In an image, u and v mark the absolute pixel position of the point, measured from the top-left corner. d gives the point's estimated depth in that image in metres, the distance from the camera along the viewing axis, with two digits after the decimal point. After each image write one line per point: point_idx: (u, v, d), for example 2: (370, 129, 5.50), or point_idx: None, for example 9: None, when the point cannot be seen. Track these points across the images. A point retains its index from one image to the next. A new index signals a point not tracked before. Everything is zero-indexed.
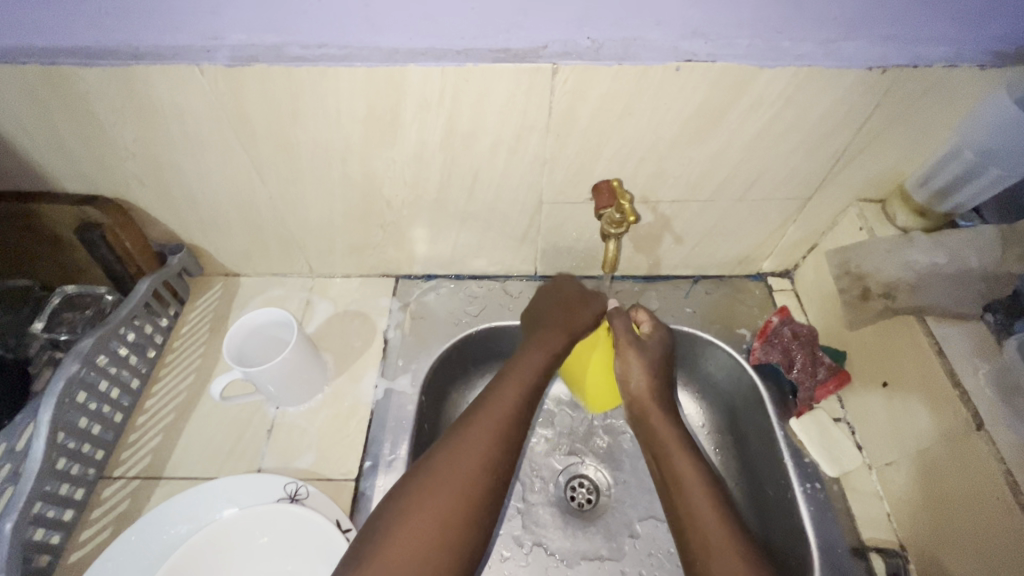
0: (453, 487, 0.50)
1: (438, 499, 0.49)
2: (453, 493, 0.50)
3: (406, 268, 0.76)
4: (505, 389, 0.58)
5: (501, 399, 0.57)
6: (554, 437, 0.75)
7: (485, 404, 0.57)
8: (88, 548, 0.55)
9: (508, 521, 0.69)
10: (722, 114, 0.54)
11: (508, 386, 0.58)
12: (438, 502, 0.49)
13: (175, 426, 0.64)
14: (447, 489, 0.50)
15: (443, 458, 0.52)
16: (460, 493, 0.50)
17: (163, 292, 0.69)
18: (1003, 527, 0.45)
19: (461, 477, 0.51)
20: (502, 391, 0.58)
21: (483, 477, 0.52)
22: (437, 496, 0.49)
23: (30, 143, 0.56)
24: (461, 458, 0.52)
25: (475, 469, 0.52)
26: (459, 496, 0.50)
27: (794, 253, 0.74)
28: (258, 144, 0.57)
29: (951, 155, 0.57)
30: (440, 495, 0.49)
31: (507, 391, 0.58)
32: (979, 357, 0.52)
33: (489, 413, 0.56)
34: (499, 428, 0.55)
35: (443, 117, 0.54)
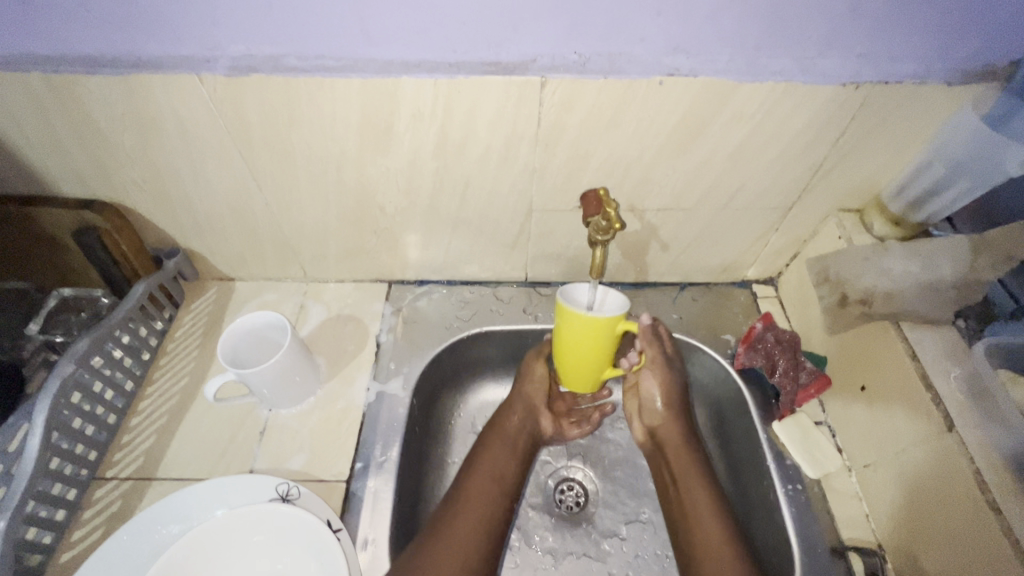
0: (473, 518, 0.55)
1: (459, 531, 0.54)
2: (473, 524, 0.55)
3: (399, 273, 0.78)
4: (497, 434, 0.64)
5: (496, 446, 0.63)
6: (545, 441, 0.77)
7: (482, 451, 0.63)
8: (79, 548, 0.56)
9: None
10: (705, 126, 0.56)
11: (497, 431, 0.65)
12: (461, 534, 0.53)
13: (168, 427, 0.65)
14: (469, 520, 0.55)
15: (455, 496, 0.58)
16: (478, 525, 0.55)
17: (159, 295, 0.70)
18: (973, 525, 0.47)
19: (477, 509, 0.56)
20: (492, 439, 0.64)
21: (495, 507, 0.57)
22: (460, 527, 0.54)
23: (30, 148, 0.57)
24: (475, 493, 0.58)
25: (486, 505, 0.57)
26: (490, 498, 0.58)
27: (778, 261, 0.76)
28: (255, 150, 0.58)
29: (923, 168, 0.60)
30: (458, 527, 0.54)
31: (496, 436, 0.64)
32: (951, 361, 0.54)
33: (490, 457, 0.62)
34: (498, 470, 0.61)
35: (436, 127, 0.55)
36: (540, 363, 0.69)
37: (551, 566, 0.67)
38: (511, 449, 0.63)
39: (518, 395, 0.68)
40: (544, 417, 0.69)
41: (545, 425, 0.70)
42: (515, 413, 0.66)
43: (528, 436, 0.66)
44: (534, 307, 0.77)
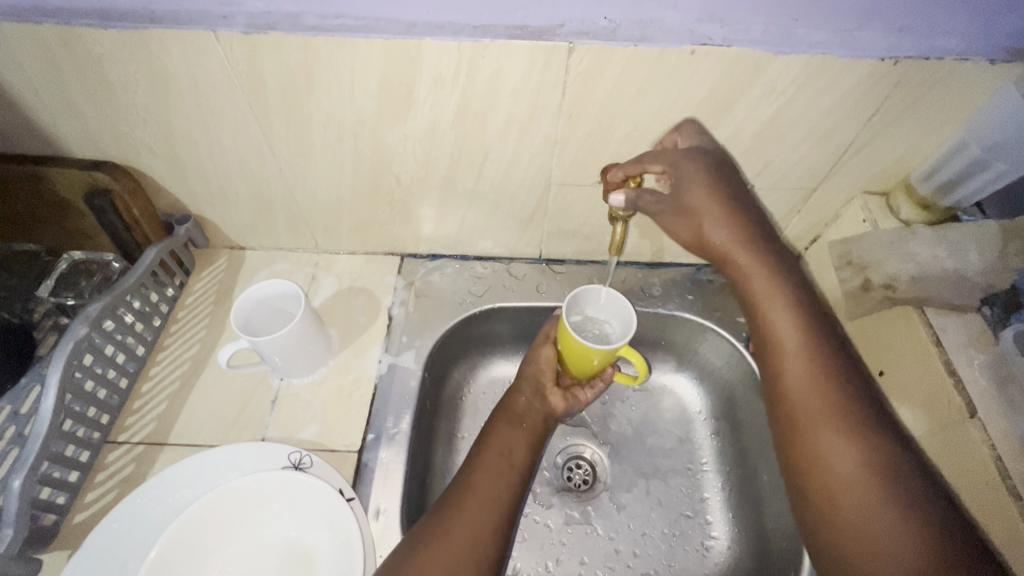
0: (480, 502, 0.52)
1: (457, 523, 0.50)
2: (475, 511, 0.51)
3: (412, 247, 0.77)
4: (503, 420, 0.60)
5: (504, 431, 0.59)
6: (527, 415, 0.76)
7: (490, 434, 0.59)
8: (92, 510, 0.56)
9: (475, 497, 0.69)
10: (735, 100, 0.54)
11: (504, 414, 0.61)
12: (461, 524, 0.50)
13: (180, 393, 0.65)
14: (472, 508, 0.51)
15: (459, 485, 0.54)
16: (481, 512, 0.51)
17: (170, 262, 0.69)
18: (991, 513, 0.47)
19: (490, 489, 0.53)
20: (499, 421, 0.60)
21: (500, 492, 0.53)
22: (461, 516, 0.50)
23: (41, 106, 0.55)
24: (480, 478, 0.54)
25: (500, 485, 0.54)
26: (501, 479, 0.54)
27: (797, 245, 0.75)
28: (270, 114, 0.56)
29: (957, 148, 0.58)
30: (458, 515, 0.51)
31: (503, 418, 0.60)
32: (976, 348, 0.53)
33: (497, 441, 0.58)
34: (504, 454, 0.56)
35: (457, 94, 0.54)
36: (547, 345, 0.65)
37: (559, 542, 0.67)
38: (519, 430, 0.59)
39: (525, 375, 0.64)
40: (552, 392, 0.62)
41: (556, 401, 0.62)
42: (521, 393, 0.62)
43: (542, 415, 0.61)
44: (547, 285, 0.76)
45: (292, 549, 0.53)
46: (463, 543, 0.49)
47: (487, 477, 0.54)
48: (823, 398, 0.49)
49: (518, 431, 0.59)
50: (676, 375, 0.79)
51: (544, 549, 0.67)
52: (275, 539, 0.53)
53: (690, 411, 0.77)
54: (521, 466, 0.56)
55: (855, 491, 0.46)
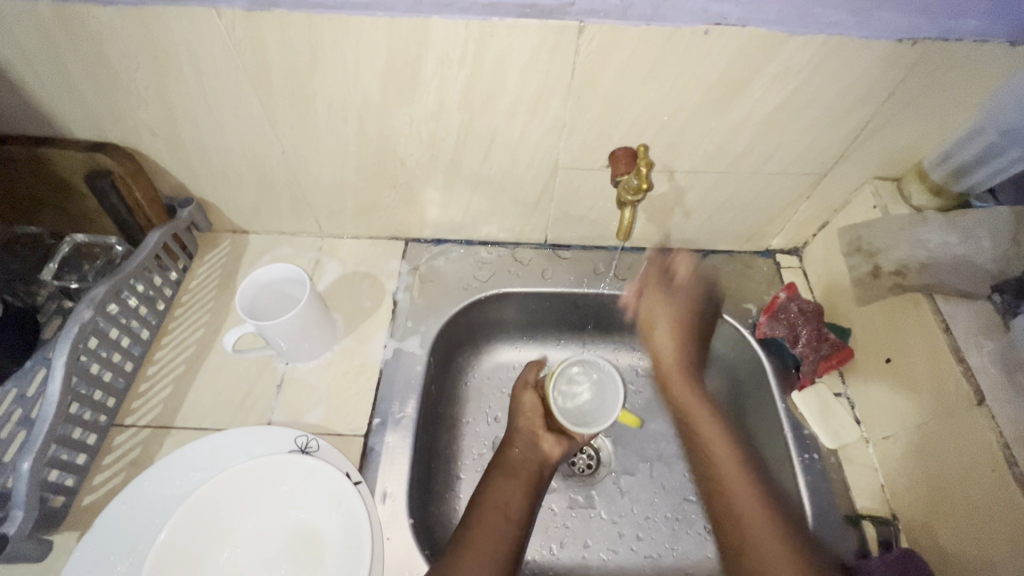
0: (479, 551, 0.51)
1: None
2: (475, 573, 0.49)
3: (416, 232, 0.76)
4: (499, 474, 0.59)
5: (496, 486, 0.57)
6: None
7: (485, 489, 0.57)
8: (101, 492, 0.56)
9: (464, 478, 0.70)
10: (747, 82, 0.53)
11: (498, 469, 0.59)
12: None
13: (185, 377, 0.65)
14: (471, 558, 0.50)
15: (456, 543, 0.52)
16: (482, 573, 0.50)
17: (173, 246, 0.69)
18: (998, 500, 0.47)
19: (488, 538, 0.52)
20: (494, 474, 0.59)
21: (498, 545, 0.52)
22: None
23: (40, 86, 0.54)
24: (478, 530, 0.53)
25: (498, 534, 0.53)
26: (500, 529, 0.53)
27: (805, 231, 0.74)
28: (273, 94, 0.55)
29: (972, 134, 0.57)
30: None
31: (498, 470, 0.59)
32: (984, 336, 0.53)
33: (491, 499, 0.56)
34: (500, 510, 0.55)
35: (464, 76, 0.53)
36: (530, 392, 0.65)
37: (563, 526, 0.68)
38: (515, 486, 0.58)
39: (516, 427, 0.63)
40: (546, 438, 0.62)
41: (549, 446, 0.61)
42: (514, 445, 0.61)
43: (536, 467, 0.60)
44: (552, 270, 0.76)
45: (301, 531, 0.54)
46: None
47: (486, 535, 0.53)
48: (735, 474, 0.62)
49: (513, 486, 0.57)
50: None
51: (548, 533, 0.67)
52: (283, 521, 0.54)
53: None
54: (518, 518, 0.55)
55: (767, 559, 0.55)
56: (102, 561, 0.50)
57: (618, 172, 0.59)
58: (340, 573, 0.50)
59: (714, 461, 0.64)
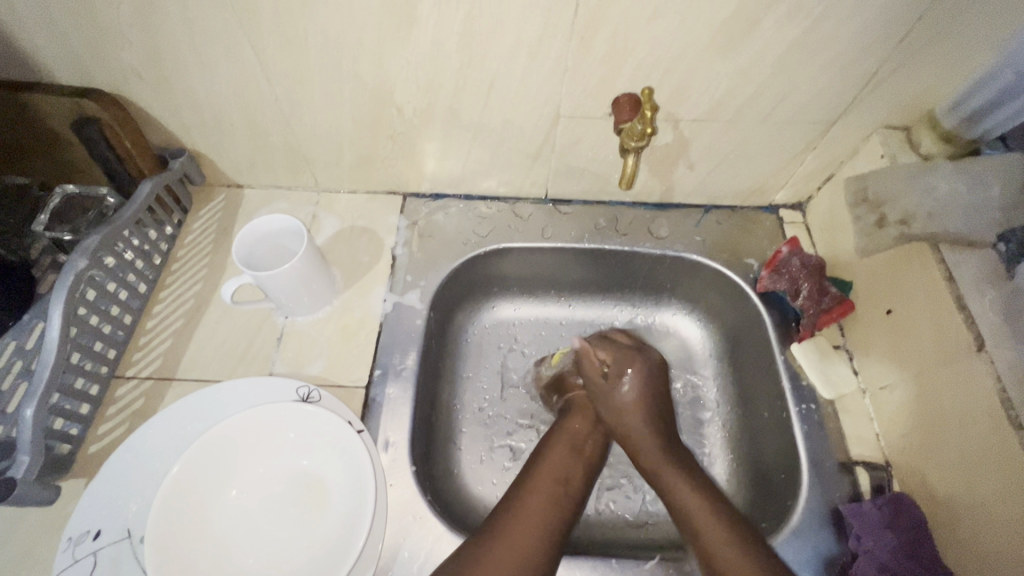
0: (530, 518, 0.51)
1: (500, 547, 0.48)
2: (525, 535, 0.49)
3: (414, 186, 0.75)
4: (556, 447, 0.59)
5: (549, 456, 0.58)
6: (523, 350, 0.77)
7: (540, 466, 0.57)
8: (106, 441, 0.57)
9: (469, 430, 0.71)
10: (758, 21, 0.51)
11: (558, 442, 0.60)
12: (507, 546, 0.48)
13: (184, 330, 0.65)
14: (521, 521, 0.50)
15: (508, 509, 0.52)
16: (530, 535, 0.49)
17: (166, 199, 0.67)
18: (992, 444, 0.47)
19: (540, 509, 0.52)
20: (556, 442, 0.60)
21: (551, 511, 0.52)
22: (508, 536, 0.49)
23: (18, 26, 0.52)
24: (534, 496, 0.53)
25: (551, 504, 0.53)
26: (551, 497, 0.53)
27: (809, 184, 0.73)
28: (264, 35, 0.53)
29: (990, 76, 0.54)
30: (504, 542, 0.48)
31: (559, 443, 0.60)
32: (987, 283, 0.53)
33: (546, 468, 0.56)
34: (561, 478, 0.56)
35: (462, 12, 0.50)
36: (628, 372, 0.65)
37: None
38: (574, 464, 0.58)
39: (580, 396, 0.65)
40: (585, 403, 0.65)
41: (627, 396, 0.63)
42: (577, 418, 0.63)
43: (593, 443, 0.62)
44: (553, 227, 0.74)
45: (305, 477, 0.55)
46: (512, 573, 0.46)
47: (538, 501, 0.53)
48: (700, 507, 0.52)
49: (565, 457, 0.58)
50: (680, 317, 0.79)
51: None
52: (287, 470, 0.55)
53: (695, 352, 0.77)
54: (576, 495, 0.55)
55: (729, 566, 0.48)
56: (110, 505, 0.50)
57: (623, 118, 0.58)
58: (344, 516, 0.51)
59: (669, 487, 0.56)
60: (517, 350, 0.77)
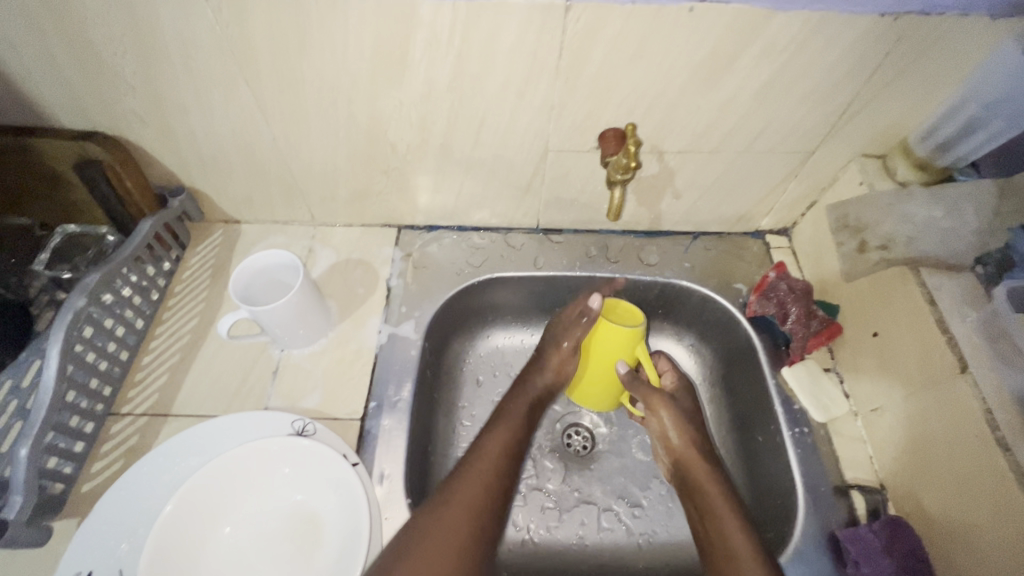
0: (464, 504, 0.53)
1: (431, 533, 0.50)
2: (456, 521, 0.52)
3: (408, 218, 0.77)
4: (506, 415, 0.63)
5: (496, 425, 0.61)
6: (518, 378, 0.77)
7: (480, 450, 0.58)
8: (100, 479, 0.57)
9: None
10: (734, 60, 0.53)
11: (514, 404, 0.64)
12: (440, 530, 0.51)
13: (181, 365, 0.65)
14: (454, 504, 0.53)
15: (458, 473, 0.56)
16: (462, 523, 0.52)
17: (165, 236, 0.69)
18: (982, 464, 0.48)
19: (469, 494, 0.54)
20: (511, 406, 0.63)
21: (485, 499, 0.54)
22: (439, 521, 0.51)
23: (25, 74, 0.54)
24: (467, 482, 0.55)
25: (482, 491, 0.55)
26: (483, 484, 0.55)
27: (794, 210, 0.75)
28: (263, 80, 0.55)
29: (955, 108, 0.57)
30: (444, 526, 0.51)
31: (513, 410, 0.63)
32: (968, 306, 0.54)
33: (491, 436, 0.59)
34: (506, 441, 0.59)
35: (452, 57, 0.53)
36: (565, 346, 0.65)
37: (559, 506, 0.69)
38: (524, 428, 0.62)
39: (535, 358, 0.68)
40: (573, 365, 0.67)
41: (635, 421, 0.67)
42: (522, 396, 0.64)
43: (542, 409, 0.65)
44: (544, 256, 0.76)
45: (299, 512, 0.55)
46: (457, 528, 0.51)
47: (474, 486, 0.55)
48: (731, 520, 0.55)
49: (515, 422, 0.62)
50: (673, 342, 0.79)
51: (544, 512, 0.69)
52: (281, 504, 0.55)
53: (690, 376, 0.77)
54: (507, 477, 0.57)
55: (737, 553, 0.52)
56: (102, 546, 0.50)
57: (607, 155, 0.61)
58: (339, 553, 0.51)
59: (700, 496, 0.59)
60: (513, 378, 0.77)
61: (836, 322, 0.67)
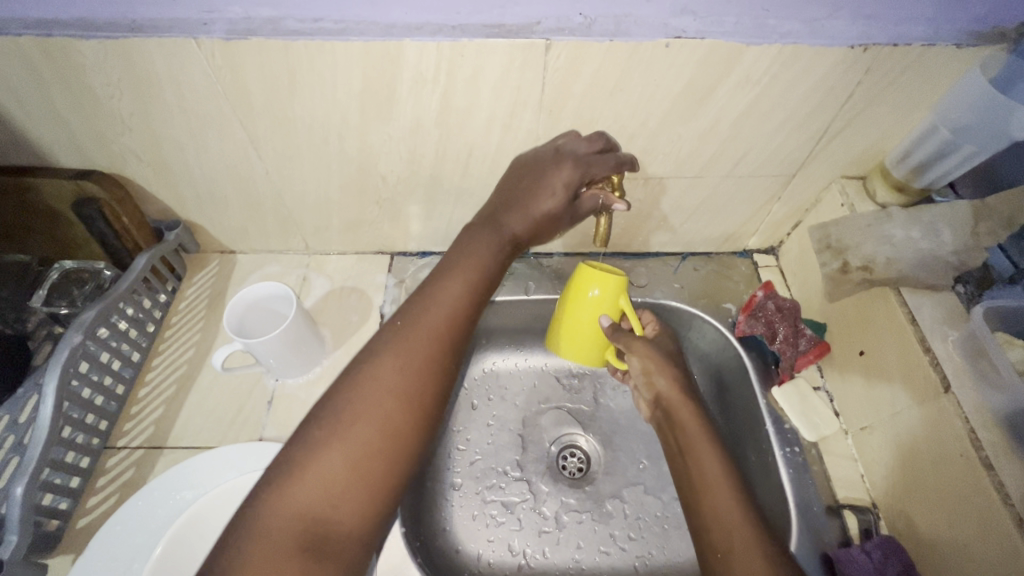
0: (366, 421, 0.44)
1: (324, 456, 0.42)
2: (356, 450, 0.42)
3: (401, 245, 0.78)
4: (445, 281, 0.53)
5: (433, 304, 0.51)
6: (511, 401, 0.78)
7: (387, 356, 0.47)
8: (95, 514, 0.57)
9: (461, 488, 0.71)
10: (711, 91, 0.55)
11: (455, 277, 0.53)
12: (335, 453, 0.42)
13: (177, 397, 0.66)
14: (350, 425, 0.43)
15: (349, 395, 0.45)
16: (360, 443, 0.43)
17: (161, 268, 0.70)
18: (968, 483, 0.48)
19: (370, 416, 0.44)
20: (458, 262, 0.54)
21: (388, 417, 0.44)
22: (336, 442, 0.42)
23: (26, 118, 0.56)
24: (368, 395, 0.45)
25: (385, 412, 0.45)
26: (395, 402, 0.45)
27: (779, 230, 0.77)
28: (255, 118, 0.57)
29: (928, 132, 0.59)
30: (342, 453, 0.42)
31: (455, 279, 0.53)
32: (949, 325, 0.55)
33: (406, 355, 0.47)
34: (442, 326, 0.50)
35: (437, 92, 0.55)
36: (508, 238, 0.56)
37: (555, 529, 0.69)
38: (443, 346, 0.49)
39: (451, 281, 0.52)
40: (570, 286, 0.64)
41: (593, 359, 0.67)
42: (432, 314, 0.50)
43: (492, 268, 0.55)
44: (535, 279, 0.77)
45: None
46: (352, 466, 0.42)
47: (381, 405, 0.45)
48: (715, 477, 0.53)
49: (419, 350, 0.48)
50: None
51: (540, 537, 0.69)
52: None
53: None
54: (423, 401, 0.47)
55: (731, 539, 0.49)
56: None
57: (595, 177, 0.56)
58: None
59: (687, 451, 0.56)
60: (506, 401, 0.78)
61: (823, 341, 0.68)
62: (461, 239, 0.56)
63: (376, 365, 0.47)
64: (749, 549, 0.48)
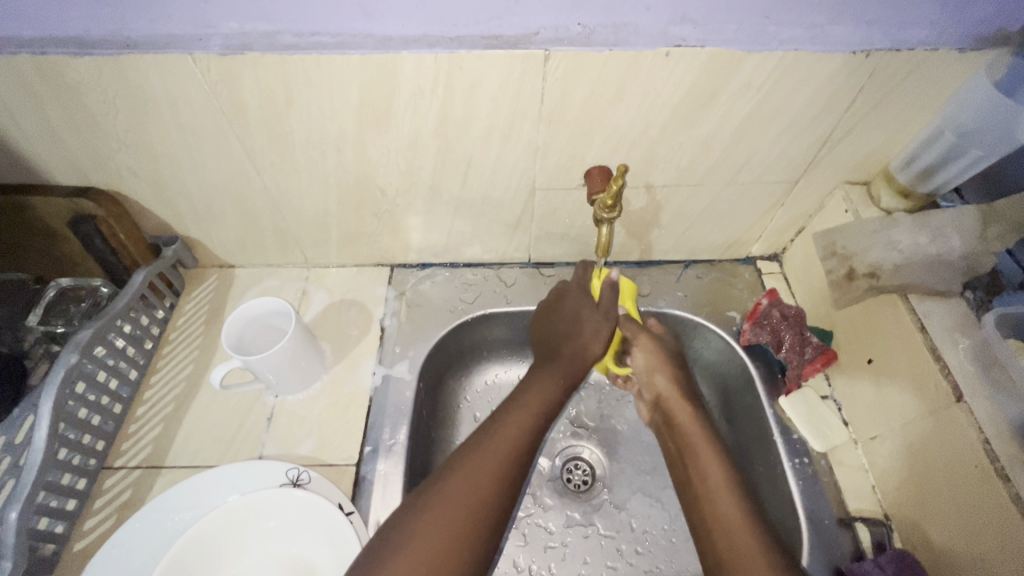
0: (453, 510, 0.49)
1: (417, 538, 0.47)
2: (444, 530, 0.47)
3: (401, 257, 0.77)
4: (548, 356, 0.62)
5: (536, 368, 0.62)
6: None
7: (472, 446, 0.53)
8: (92, 537, 0.56)
9: None
10: (712, 99, 0.54)
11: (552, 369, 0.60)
12: (423, 535, 0.47)
13: (175, 415, 0.65)
14: (438, 510, 0.49)
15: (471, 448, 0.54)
16: (448, 525, 0.48)
17: (159, 284, 0.69)
18: (984, 495, 0.47)
19: (456, 503, 0.49)
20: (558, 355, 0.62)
21: (475, 503, 0.49)
22: (422, 523, 0.48)
23: (20, 136, 0.55)
24: (454, 483, 0.50)
25: (477, 497, 0.50)
26: (480, 493, 0.50)
27: (783, 236, 0.76)
28: (252, 133, 0.56)
29: (933, 137, 0.59)
30: (429, 532, 0.47)
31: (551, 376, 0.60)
32: (959, 332, 0.54)
33: (489, 449, 0.53)
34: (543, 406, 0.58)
35: (436, 105, 0.54)
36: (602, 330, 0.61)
37: (561, 544, 0.68)
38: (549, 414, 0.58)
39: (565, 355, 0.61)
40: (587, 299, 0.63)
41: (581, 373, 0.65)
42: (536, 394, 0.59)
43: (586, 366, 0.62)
44: (536, 290, 0.76)
45: (294, 565, 0.54)
46: (462, 509, 0.49)
47: (464, 488, 0.50)
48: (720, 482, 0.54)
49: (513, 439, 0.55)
50: None
51: (546, 552, 0.67)
52: (276, 555, 0.54)
53: None
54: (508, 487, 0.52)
55: (729, 536, 0.50)
56: None
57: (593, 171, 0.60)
58: None
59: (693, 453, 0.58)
60: None
61: (829, 349, 0.67)
62: (568, 326, 0.62)
63: (466, 454, 0.53)
64: (748, 541, 0.49)
